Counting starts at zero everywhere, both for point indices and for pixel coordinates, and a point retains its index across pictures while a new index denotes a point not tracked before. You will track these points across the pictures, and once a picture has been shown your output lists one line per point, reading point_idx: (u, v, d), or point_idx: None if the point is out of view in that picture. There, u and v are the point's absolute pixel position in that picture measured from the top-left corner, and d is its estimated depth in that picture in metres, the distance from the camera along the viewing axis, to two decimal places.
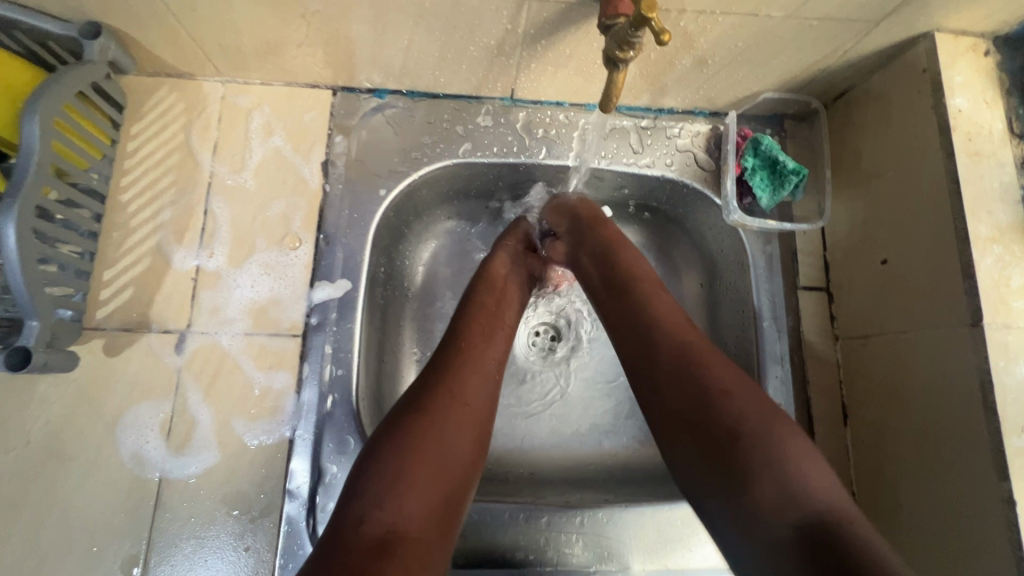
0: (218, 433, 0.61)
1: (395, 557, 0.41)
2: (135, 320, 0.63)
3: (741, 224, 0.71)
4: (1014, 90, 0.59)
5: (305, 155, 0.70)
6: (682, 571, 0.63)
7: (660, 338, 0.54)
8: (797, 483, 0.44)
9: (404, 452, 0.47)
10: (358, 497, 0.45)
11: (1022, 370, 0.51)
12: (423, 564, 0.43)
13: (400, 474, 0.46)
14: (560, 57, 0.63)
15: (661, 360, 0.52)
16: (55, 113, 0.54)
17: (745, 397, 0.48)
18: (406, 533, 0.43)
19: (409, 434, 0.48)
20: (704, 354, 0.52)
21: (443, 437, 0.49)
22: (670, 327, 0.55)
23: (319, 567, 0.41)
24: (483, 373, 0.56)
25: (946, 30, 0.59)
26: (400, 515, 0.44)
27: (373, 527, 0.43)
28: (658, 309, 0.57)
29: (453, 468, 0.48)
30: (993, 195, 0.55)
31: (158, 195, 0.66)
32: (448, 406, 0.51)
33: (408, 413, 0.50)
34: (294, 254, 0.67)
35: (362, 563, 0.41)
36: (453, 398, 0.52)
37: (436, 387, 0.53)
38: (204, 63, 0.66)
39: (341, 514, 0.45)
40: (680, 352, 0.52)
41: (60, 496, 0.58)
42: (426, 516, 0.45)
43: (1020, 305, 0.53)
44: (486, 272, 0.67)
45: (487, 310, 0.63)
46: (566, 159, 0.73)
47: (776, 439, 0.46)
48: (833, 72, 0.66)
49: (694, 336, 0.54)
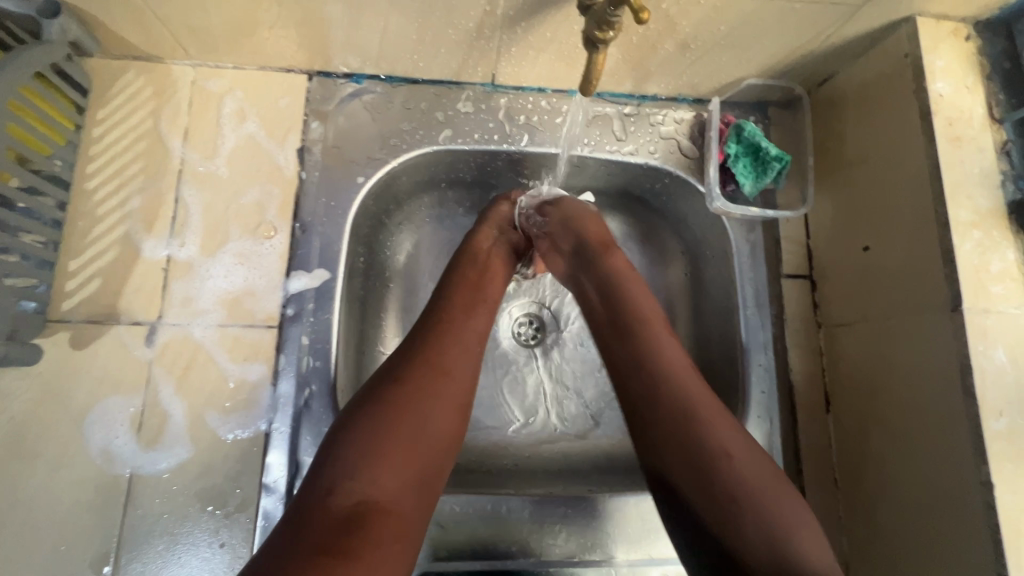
0: (191, 427, 0.59)
1: (364, 531, 0.41)
2: (103, 312, 0.61)
3: (724, 212, 0.71)
4: (995, 75, 0.59)
5: (280, 142, 0.68)
6: (666, 560, 0.63)
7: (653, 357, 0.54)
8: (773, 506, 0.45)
9: (380, 422, 0.46)
10: (328, 467, 0.44)
11: (1001, 355, 0.51)
12: (395, 536, 0.42)
13: (375, 443, 0.45)
14: (541, 41, 0.62)
15: (644, 374, 0.54)
16: (10, 95, 0.52)
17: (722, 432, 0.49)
18: (378, 504, 0.42)
19: (388, 402, 0.47)
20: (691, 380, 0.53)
21: (423, 406, 0.48)
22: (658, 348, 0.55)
23: (281, 543, 0.40)
24: (468, 343, 0.55)
25: (928, 15, 0.58)
26: (373, 486, 0.43)
27: (343, 498, 0.42)
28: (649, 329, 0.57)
29: (432, 439, 0.47)
30: (974, 181, 0.55)
31: (126, 182, 0.64)
32: (429, 374, 0.50)
33: (388, 381, 0.49)
34: (269, 244, 0.65)
35: (327, 537, 0.40)
36: (433, 367, 0.51)
37: (418, 357, 0.51)
38: (172, 46, 0.64)
39: (310, 486, 0.43)
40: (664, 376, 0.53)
41: (25, 494, 0.56)
42: (400, 487, 0.44)
43: (1000, 289, 0.53)
44: (468, 247, 0.66)
45: (469, 282, 0.61)
46: (550, 147, 0.72)
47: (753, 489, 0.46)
48: (816, 58, 0.66)
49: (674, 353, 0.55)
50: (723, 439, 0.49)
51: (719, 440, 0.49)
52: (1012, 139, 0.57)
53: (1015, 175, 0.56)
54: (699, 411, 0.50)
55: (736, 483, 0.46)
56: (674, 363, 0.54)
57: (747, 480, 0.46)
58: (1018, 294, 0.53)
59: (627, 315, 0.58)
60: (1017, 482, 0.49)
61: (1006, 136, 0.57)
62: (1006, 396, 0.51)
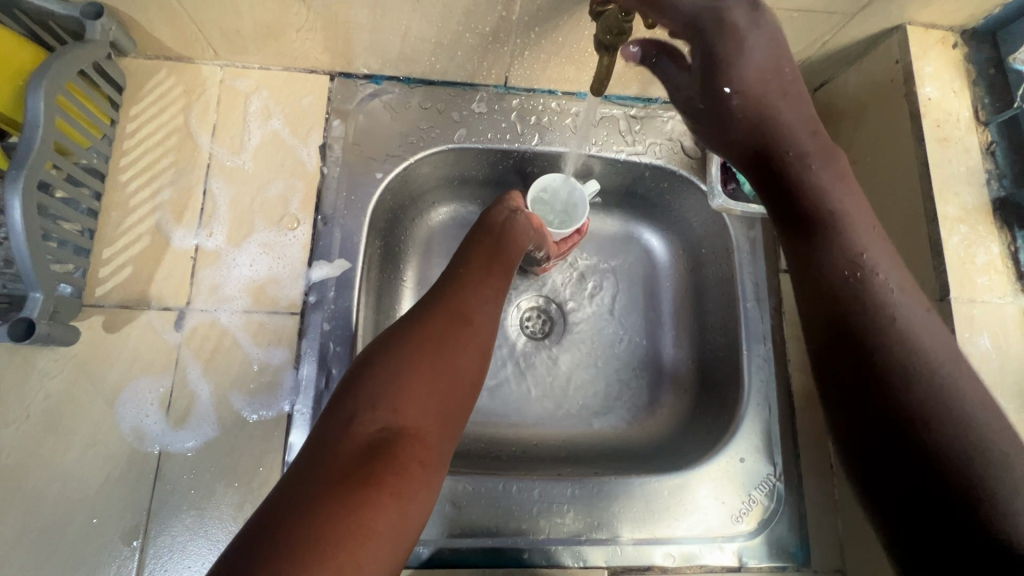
0: (217, 408, 0.62)
1: (389, 453, 0.42)
2: (134, 297, 0.64)
3: (725, 210, 0.74)
4: (980, 81, 0.62)
5: (303, 139, 0.71)
6: (669, 540, 0.65)
7: (856, 266, 0.45)
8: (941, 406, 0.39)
9: (401, 361, 0.48)
10: (351, 401, 0.46)
11: (986, 342, 0.55)
12: (420, 461, 0.44)
13: (396, 379, 0.47)
14: (552, 45, 0.66)
15: (836, 286, 0.45)
16: (58, 90, 0.55)
17: (900, 324, 0.42)
18: (400, 433, 0.44)
19: (408, 345, 0.50)
20: (886, 283, 0.44)
21: (442, 350, 0.50)
22: (869, 270, 0.45)
23: (306, 467, 0.42)
24: (483, 296, 0.57)
25: (917, 23, 0.62)
26: (395, 416, 0.45)
27: (367, 425, 0.44)
28: (857, 240, 0.46)
29: (451, 379, 0.50)
30: (960, 179, 0.59)
31: (157, 175, 0.68)
32: (446, 322, 0.53)
33: (406, 328, 0.52)
34: (292, 235, 0.68)
35: (350, 459, 0.42)
36: (453, 314, 0.54)
37: (438, 305, 0.54)
38: (203, 47, 0.67)
39: (333, 420, 0.46)
40: (858, 278, 0.44)
41: (60, 469, 0.59)
42: (422, 419, 0.46)
43: (985, 280, 0.56)
44: (482, 220, 0.67)
45: (485, 247, 0.63)
46: (559, 146, 0.75)
47: (923, 372, 0.40)
48: (813, 64, 0.69)
49: (881, 262, 0.45)
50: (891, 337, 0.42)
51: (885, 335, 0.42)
52: (996, 140, 0.60)
53: (1000, 174, 0.60)
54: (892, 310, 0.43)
55: (969, 461, 0.37)
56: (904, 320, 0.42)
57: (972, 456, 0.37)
58: (1002, 285, 0.56)
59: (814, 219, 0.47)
60: None
61: (991, 138, 0.60)
62: (990, 381, 0.54)
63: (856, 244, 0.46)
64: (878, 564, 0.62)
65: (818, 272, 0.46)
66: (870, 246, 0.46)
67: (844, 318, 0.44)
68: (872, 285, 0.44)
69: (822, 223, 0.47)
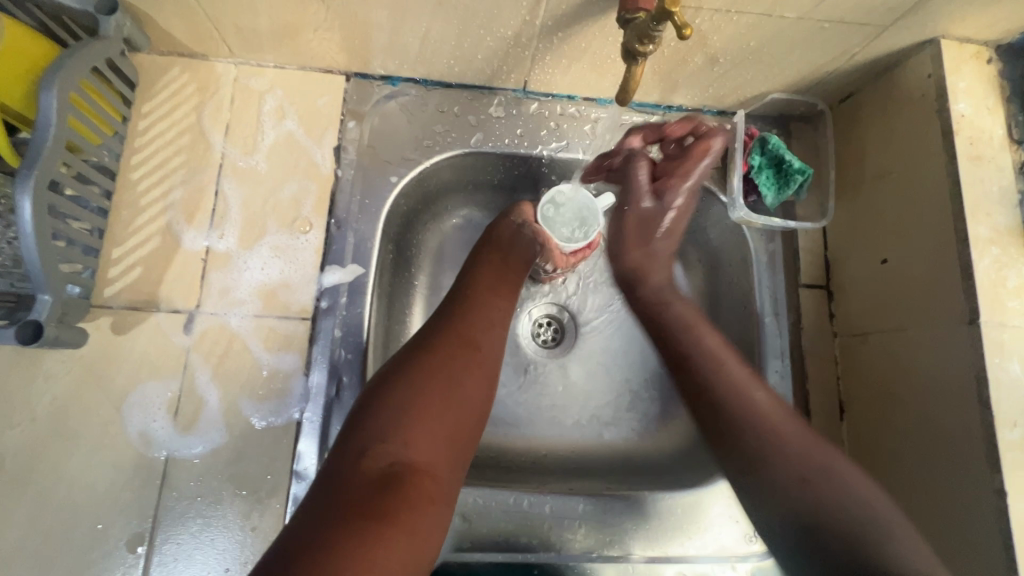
0: (225, 413, 0.61)
1: (400, 489, 0.42)
2: (143, 298, 0.63)
3: (746, 222, 0.73)
4: (1015, 97, 0.61)
5: (318, 139, 0.70)
6: (682, 558, 0.64)
7: (705, 350, 0.63)
8: (807, 462, 0.55)
9: (413, 389, 0.48)
10: (362, 431, 0.45)
11: (1016, 367, 0.53)
12: (431, 497, 0.43)
13: (408, 410, 0.46)
14: (575, 51, 0.64)
15: (705, 383, 0.62)
16: (71, 87, 0.54)
17: (759, 403, 0.59)
18: (412, 467, 0.44)
19: (418, 373, 0.49)
20: (739, 380, 0.61)
21: (451, 379, 0.50)
22: (729, 369, 0.62)
23: (318, 503, 0.41)
24: (490, 322, 0.57)
25: (951, 37, 0.60)
26: (406, 448, 0.44)
27: (376, 459, 0.43)
28: (714, 347, 0.64)
29: (461, 409, 0.49)
30: (992, 199, 0.57)
31: (169, 174, 0.66)
32: (453, 349, 0.52)
33: (417, 354, 0.51)
34: (305, 238, 0.67)
35: (362, 496, 0.41)
36: (461, 340, 0.53)
37: (446, 331, 0.54)
38: (218, 44, 0.66)
39: (343, 452, 0.45)
40: (713, 374, 0.62)
41: (65, 473, 0.58)
42: (433, 452, 0.46)
43: (1015, 304, 0.55)
44: (490, 236, 0.67)
45: (492, 267, 0.63)
46: (578, 152, 0.74)
47: (779, 449, 0.56)
48: (841, 75, 0.68)
49: (732, 360, 0.63)
50: (744, 412, 0.59)
51: (746, 421, 0.58)
52: None
53: None
54: (752, 395, 0.60)
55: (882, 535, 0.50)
56: (738, 385, 0.60)
57: (778, 474, 0.55)
58: None
59: (679, 359, 0.65)
60: None
61: None
62: (1019, 408, 0.53)
63: (713, 349, 0.63)
64: None
65: (696, 371, 0.63)
66: (716, 348, 0.64)
67: (722, 416, 0.60)
68: (728, 379, 0.61)
69: (678, 331, 0.66)
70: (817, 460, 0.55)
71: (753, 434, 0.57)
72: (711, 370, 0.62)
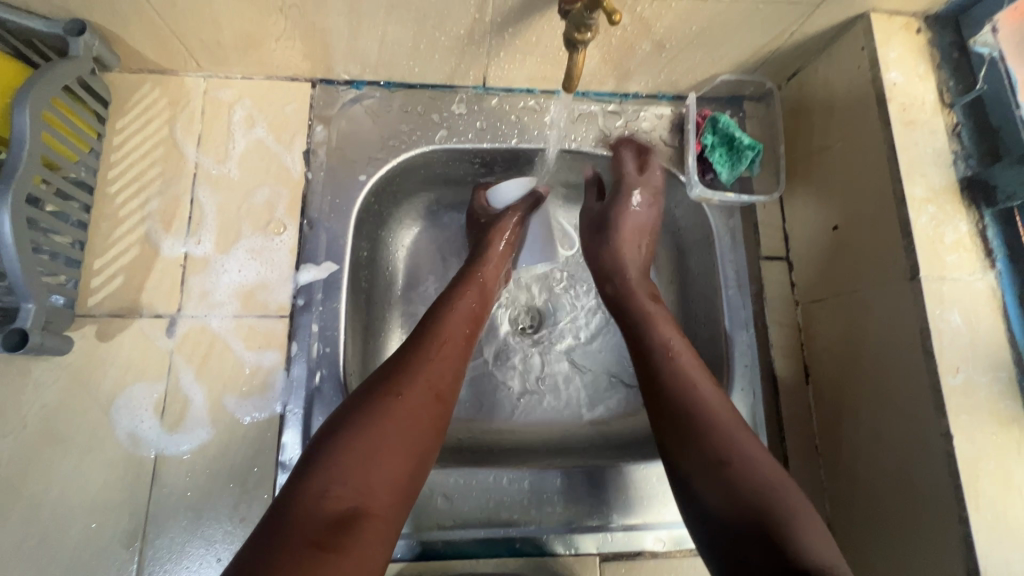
0: (211, 410, 0.64)
1: (353, 533, 0.44)
2: (125, 306, 0.65)
3: (703, 199, 0.76)
4: (944, 65, 0.63)
5: (287, 145, 0.73)
6: (659, 524, 0.66)
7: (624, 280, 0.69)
8: (723, 431, 0.53)
9: (375, 436, 0.49)
10: (320, 469, 0.47)
11: (956, 317, 0.56)
12: (378, 542, 0.46)
13: (370, 456, 0.48)
14: (527, 45, 0.67)
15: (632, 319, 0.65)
16: (42, 106, 0.57)
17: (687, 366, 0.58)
18: (366, 512, 0.46)
19: (383, 419, 0.50)
20: (651, 315, 0.64)
21: (415, 427, 0.52)
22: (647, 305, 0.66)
23: (271, 538, 0.43)
24: (457, 369, 0.59)
25: (881, 11, 0.63)
26: (364, 494, 0.46)
27: (335, 502, 0.45)
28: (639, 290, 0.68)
29: (414, 458, 0.51)
30: (927, 160, 0.60)
31: (145, 185, 0.69)
32: (424, 397, 0.54)
33: (384, 396, 0.52)
34: (279, 239, 0.70)
35: (320, 535, 0.43)
36: (429, 390, 0.55)
37: (414, 374, 0.55)
38: (186, 59, 0.68)
39: (300, 485, 0.46)
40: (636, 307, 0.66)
41: (58, 476, 0.60)
42: (387, 496, 0.48)
43: (953, 258, 0.58)
44: (468, 273, 0.69)
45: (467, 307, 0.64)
46: (538, 143, 0.77)
47: (689, 386, 0.56)
48: (783, 53, 0.71)
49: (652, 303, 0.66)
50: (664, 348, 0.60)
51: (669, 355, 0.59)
52: (962, 121, 0.62)
53: (965, 154, 0.61)
54: (665, 330, 0.62)
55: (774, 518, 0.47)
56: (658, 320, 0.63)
57: (721, 426, 0.53)
58: (970, 262, 0.58)
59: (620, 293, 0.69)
60: (974, 432, 0.54)
61: (956, 120, 0.62)
62: (962, 354, 0.55)
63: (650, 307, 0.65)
64: (862, 545, 0.63)
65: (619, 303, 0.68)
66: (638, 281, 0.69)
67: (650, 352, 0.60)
68: (638, 309, 0.65)
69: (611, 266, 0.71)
70: (720, 410, 0.54)
71: (668, 363, 0.58)
72: (638, 309, 0.65)
